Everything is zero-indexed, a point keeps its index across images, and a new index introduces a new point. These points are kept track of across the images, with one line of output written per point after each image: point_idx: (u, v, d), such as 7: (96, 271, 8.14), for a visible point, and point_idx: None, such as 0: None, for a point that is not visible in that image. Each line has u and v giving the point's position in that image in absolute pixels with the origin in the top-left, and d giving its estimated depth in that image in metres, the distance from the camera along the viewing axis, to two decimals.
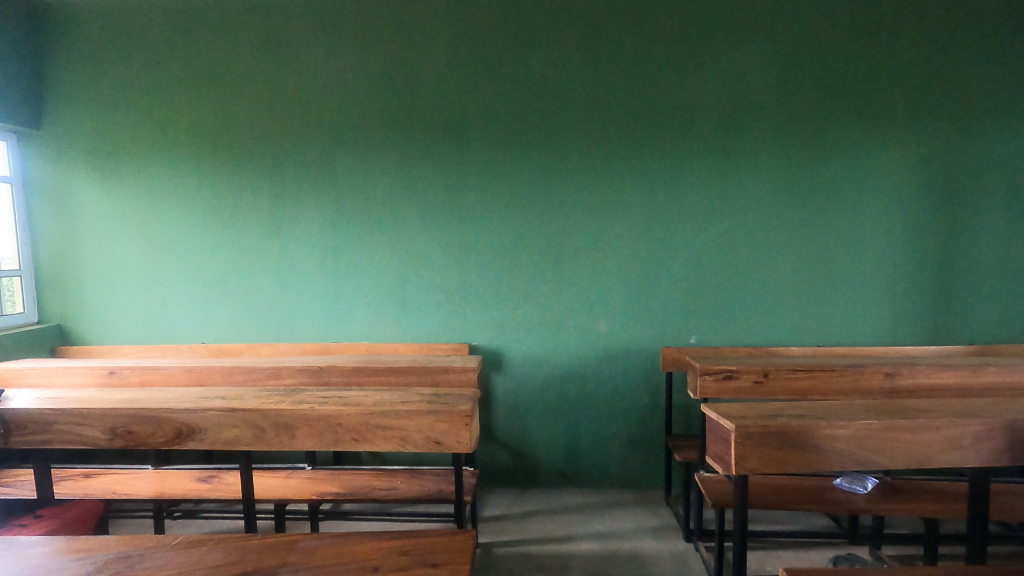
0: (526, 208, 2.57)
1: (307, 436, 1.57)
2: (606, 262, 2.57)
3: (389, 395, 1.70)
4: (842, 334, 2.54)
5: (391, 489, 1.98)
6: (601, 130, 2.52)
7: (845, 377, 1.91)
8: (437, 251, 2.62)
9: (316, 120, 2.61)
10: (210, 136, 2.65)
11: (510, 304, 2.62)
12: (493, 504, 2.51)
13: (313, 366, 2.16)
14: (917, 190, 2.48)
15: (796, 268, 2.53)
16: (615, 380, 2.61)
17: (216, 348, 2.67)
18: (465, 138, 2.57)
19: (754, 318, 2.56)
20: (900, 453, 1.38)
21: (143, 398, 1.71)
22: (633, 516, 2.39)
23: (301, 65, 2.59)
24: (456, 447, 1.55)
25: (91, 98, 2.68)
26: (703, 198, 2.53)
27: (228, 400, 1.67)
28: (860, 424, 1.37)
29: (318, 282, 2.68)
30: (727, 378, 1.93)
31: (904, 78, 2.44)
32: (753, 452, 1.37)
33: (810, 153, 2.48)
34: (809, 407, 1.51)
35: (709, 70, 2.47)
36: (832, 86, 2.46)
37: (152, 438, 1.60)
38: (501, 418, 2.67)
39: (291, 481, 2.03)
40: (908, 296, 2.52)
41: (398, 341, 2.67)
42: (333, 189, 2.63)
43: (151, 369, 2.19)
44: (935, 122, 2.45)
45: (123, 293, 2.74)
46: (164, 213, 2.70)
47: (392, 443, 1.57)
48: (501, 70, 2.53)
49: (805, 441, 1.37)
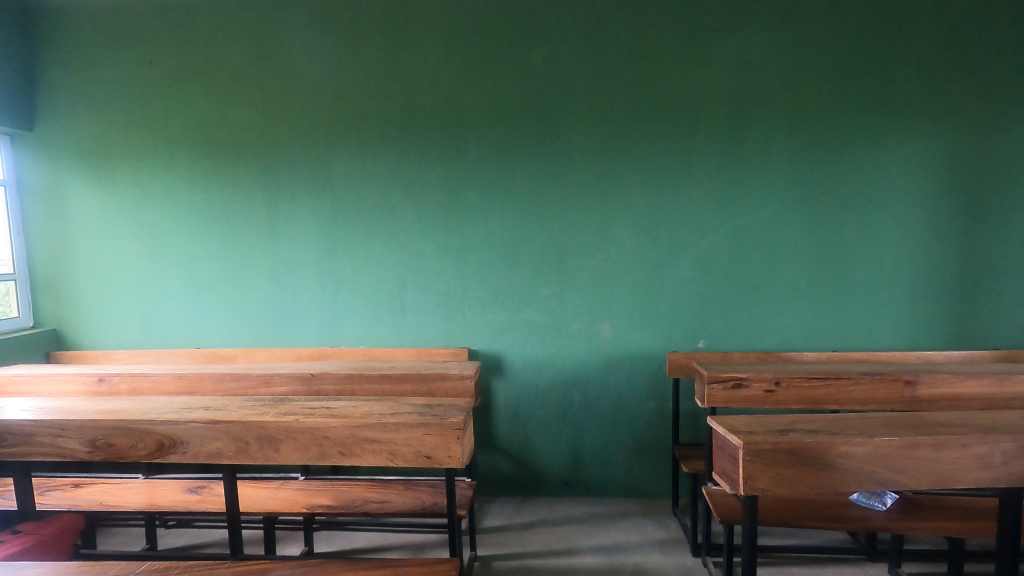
0: (528, 208, 2.48)
1: (293, 449, 1.50)
2: (610, 264, 2.48)
3: (379, 405, 1.62)
4: (860, 339, 2.43)
5: (384, 502, 1.90)
6: (604, 126, 2.43)
7: (863, 386, 1.80)
8: (436, 252, 2.54)
9: (310, 118, 2.54)
10: (203, 136, 2.59)
11: (511, 307, 2.53)
12: (494, 515, 2.44)
13: (304, 373, 2.08)
14: (939, 186, 2.35)
15: (810, 268, 2.42)
16: (621, 386, 2.52)
17: (211, 353, 2.61)
18: (463, 136, 2.48)
19: (766, 321, 2.45)
20: (923, 472, 1.28)
21: (126, 409, 1.65)
22: (638, 528, 2.30)
23: (294, 62, 2.53)
24: (448, 462, 1.47)
25: (83, 100, 2.63)
26: (710, 196, 2.42)
27: (213, 411, 1.61)
28: (879, 441, 1.27)
29: (314, 285, 2.61)
30: (736, 387, 1.85)
31: (925, 69, 2.32)
32: (763, 471, 1.28)
33: (823, 149, 2.37)
34: (824, 420, 1.41)
35: (715, 63, 2.37)
36: (847, 79, 2.34)
37: (133, 451, 1.54)
38: (502, 424, 2.59)
39: (282, 492, 1.97)
40: (929, 298, 2.39)
41: (396, 345, 2.60)
42: (328, 191, 2.56)
43: (140, 377, 2.12)
44: (957, 115, 2.32)
45: (118, 297, 2.70)
46: (158, 215, 2.65)
47: (381, 458, 1.50)
48: (499, 65, 2.44)
49: (818, 459, 1.28)
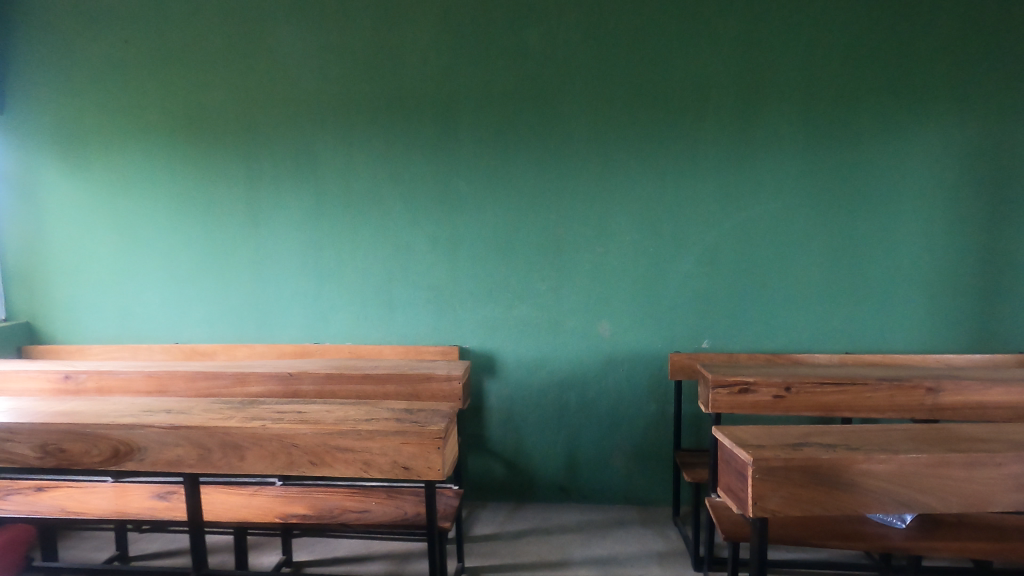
0: (523, 199, 2.35)
1: (259, 458, 1.38)
2: (609, 258, 2.34)
3: (355, 410, 1.50)
4: (874, 340, 2.28)
5: (364, 512, 1.77)
6: (604, 112, 2.28)
7: (879, 393, 1.68)
8: (425, 245, 2.41)
9: (294, 102, 2.40)
10: (181, 121, 2.46)
11: (505, 303, 2.40)
12: (484, 522, 2.32)
13: (281, 372, 1.96)
14: (961, 178, 2.20)
15: (821, 265, 2.28)
16: (620, 388, 2.38)
17: (190, 350, 2.49)
18: (454, 121, 2.34)
19: (774, 320, 2.31)
20: (950, 494, 1.15)
21: (83, 411, 1.53)
22: (637, 538, 2.17)
23: (276, 41, 2.39)
24: (427, 474, 1.35)
25: (56, 82, 2.50)
26: (715, 187, 2.28)
27: (174, 414, 1.49)
28: (905, 459, 1.14)
29: (298, 279, 2.48)
30: (743, 392, 1.73)
31: (948, 52, 2.16)
32: (774, 490, 1.15)
33: (836, 137, 2.22)
34: (841, 432, 1.28)
35: (723, 43, 2.22)
36: (864, 63, 2.19)
37: (88, 457, 1.43)
38: (495, 426, 2.46)
39: (256, 500, 1.84)
40: (949, 297, 2.25)
41: (384, 342, 2.47)
42: (312, 178, 2.43)
43: (108, 374, 2.00)
44: (983, 102, 2.17)
45: (94, 290, 2.58)
46: (135, 203, 2.52)
47: (355, 469, 1.37)
48: (493, 46, 2.30)
49: (836, 478, 1.14)
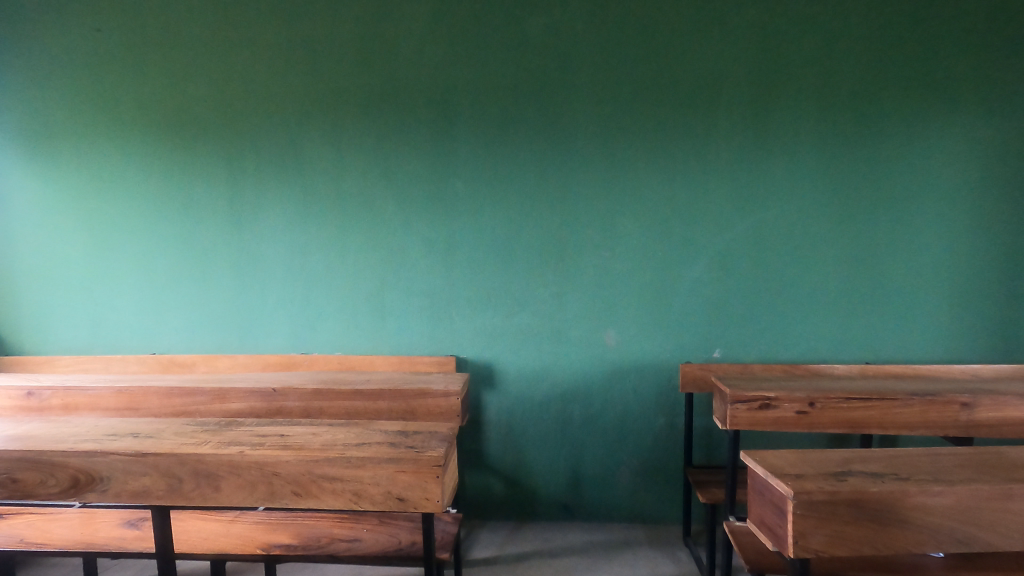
0: (524, 200, 2.21)
1: (236, 488, 1.24)
2: (616, 263, 2.21)
3: (344, 433, 1.35)
4: (892, 349, 2.17)
5: (353, 542, 1.63)
6: (610, 108, 2.15)
7: (911, 408, 1.56)
8: (420, 248, 2.27)
9: (280, 97, 2.25)
10: (158, 116, 2.30)
11: (505, 310, 2.26)
12: (483, 544, 2.17)
13: (265, 388, 1.81)
14: (986, 180, 2.09)
15: (839, 270, 2.16)
16: (626, 399, 2.25)
17: (167, 361, 2.34)
18: (450, 117, 2.21)
19: (789, 328, 2.19)
20: (1012, 529, 1.02)
21: (40, 434, 1.37)
22: (646, 561, 2.04)
23: (262, 33, 2.24)
24: (424, 506, 1.21)
25: (23, 74, 2.33)
26: (727, 187, 2.16)
27: (142, 439, 1.33)
28: (963, 491, 1.02)
29: (283, 285, 2.33)
30: (764, 408, 1.60)
31: (974, 46, 2.05)
32: (818, 527, 1.02)
33: (854, 136, 2.11)
34: (885, 458, 1.16)
35: (736, 35, 2.10)
36: (884, 58, 2.08)
37: (43, 488, 1.27)
38: (494, 441, 2.33)
39: (236, 527, 1.70)
40: (972, 304, 2.14)
41: (376, 352, 2.32)
42: (299, 178, 2.28)
43: (75, 390, 1.84)
44: (1008, 98, 2.06)
45: (63, 297, 2.41)
46: (108, 204, 2.36)
47: (344, 500, 1.23)
48: (492, 38, 2.16)
49: (887, 513, 1.02)
